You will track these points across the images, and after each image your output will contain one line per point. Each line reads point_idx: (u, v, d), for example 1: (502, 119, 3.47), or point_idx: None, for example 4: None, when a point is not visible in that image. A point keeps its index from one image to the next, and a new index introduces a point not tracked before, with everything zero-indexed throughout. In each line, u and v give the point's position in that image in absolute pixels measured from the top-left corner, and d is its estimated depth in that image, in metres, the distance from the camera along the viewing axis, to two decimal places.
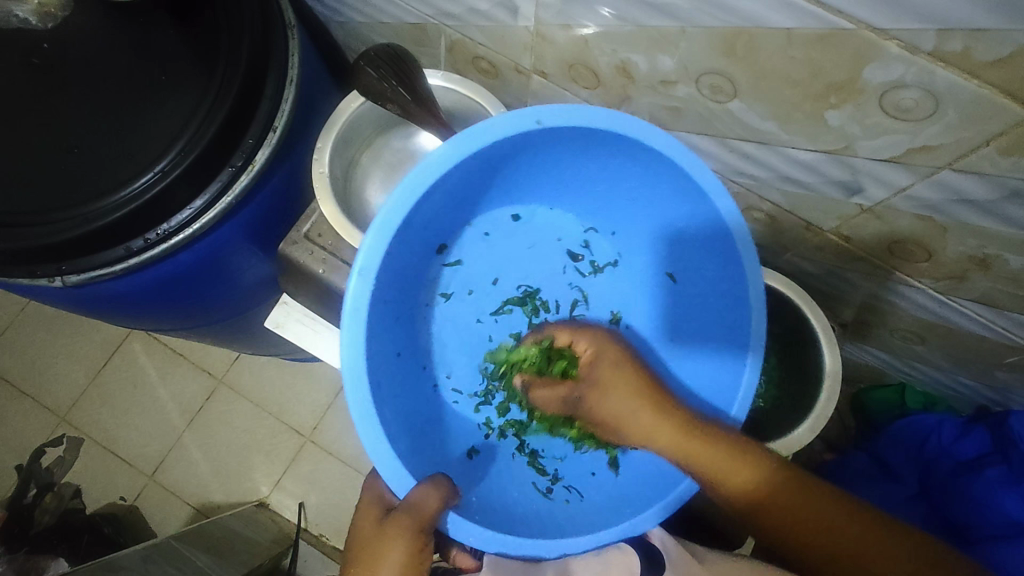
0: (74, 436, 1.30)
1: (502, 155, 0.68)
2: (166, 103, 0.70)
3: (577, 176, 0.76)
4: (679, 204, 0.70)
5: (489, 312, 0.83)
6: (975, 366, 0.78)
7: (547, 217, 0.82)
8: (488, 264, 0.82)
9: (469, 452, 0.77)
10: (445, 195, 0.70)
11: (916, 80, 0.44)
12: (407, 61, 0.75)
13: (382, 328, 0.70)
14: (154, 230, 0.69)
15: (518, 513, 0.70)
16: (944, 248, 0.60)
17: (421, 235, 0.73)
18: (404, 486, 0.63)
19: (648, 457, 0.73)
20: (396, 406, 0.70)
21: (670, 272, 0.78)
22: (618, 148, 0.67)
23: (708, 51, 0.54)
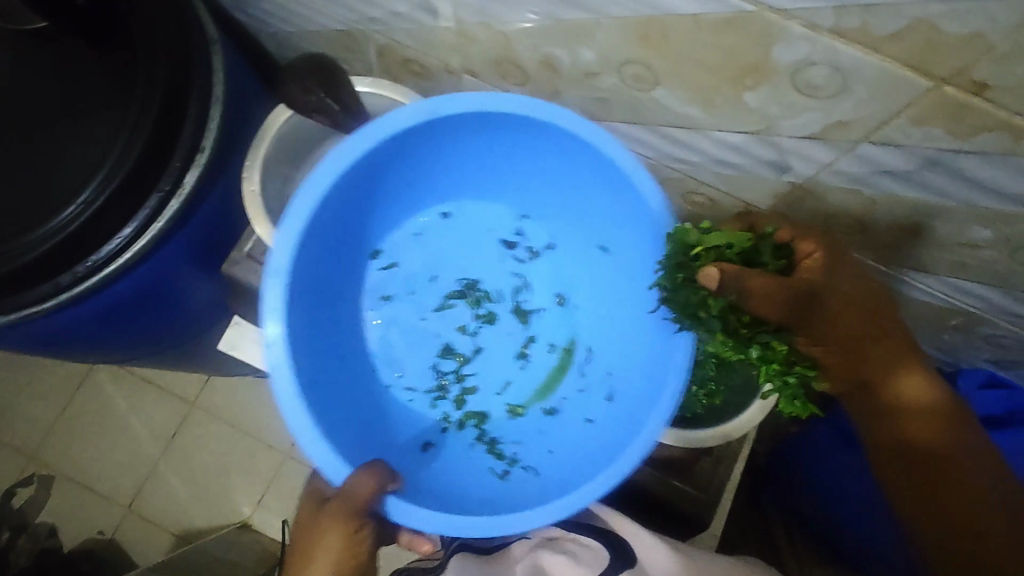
0: (45, 474, 1.27)
1: (405, 146, 0.68)
2: (84, 131, 0.68)
3: (493, 165, 0.75)
4: (591, 172, 0.69)
5: (431, 309, 0.81)
6: (924, 330, 0.80)
7: (479, 211, 0.81)
8: (424, 262, 0.81)
9: (424, 445, 0.76)
10: (357, 191, 0.70)
11: (822, 58, 0.44)
12: (335, 73, 0.74)
13: (309, 330, 0.70)
14: (82, 263, 0.67)
15: (472, 498, 0.69)
16: (876, 220, 0.61)
17: (341, 233, 0.72)
18: (342, 475, 0.61)
19: (595, 433, 0.72)
20: (334, 408, 0.70)
21: (602, 244, 0.76)
22: (520, 128, 0.67)
23: (625, 40, 0.53)
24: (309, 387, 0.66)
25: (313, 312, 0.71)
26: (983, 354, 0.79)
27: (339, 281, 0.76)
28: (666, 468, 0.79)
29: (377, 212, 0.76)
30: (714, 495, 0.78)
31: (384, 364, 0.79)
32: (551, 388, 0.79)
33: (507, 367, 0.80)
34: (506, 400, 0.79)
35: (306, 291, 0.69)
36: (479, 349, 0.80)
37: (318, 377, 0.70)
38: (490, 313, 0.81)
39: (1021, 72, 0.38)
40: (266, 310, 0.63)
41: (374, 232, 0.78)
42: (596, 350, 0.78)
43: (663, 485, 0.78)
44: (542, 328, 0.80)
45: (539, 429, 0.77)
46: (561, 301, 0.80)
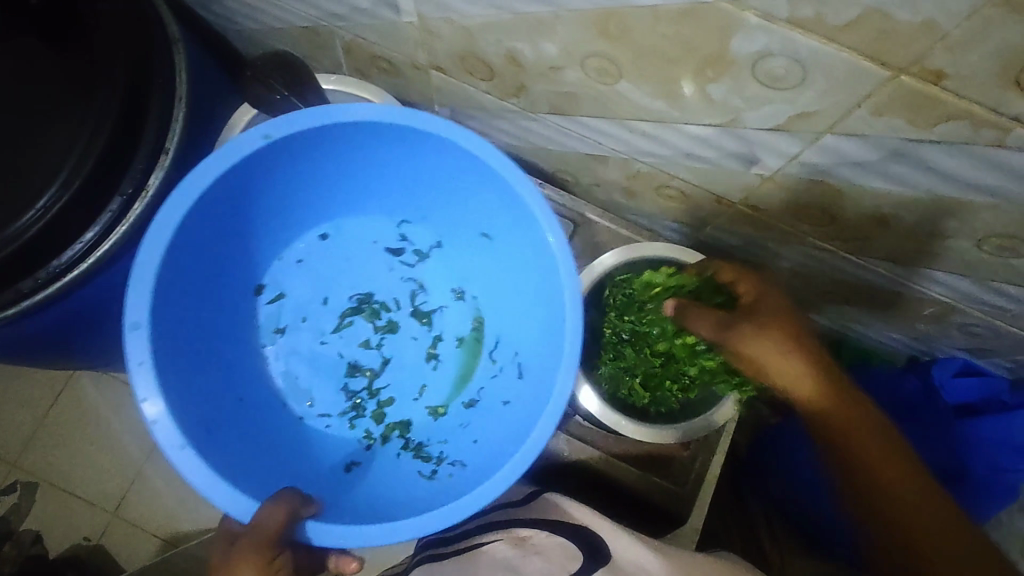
0: (28, 482, 1.26)
1: (263, 169, 0.68)
2: (42, 134, 0.67)
3: (361, 177, 0.75)
4: (457, 168, 0.69)
5: (330, 331, 0.79)
6: (900, 320, 0.80)
7: (355, 227, 0.81)
8: (311, 288, 0.80)
9: (347, 465, 0.75)
10: (224, 215, 0.69)
11: (781, 49, 0.44)
12: (299, 69, 0.72)
13: (195, 376, 0.68)
14: (43, 269, 0.66)
15: (402, 506, 0.68)
16: (845, 211, 0.61)
17: (211, 265, 0.71)
18: (248, 511, 0.60)
19: (501, 421, 0.72)
20: (239, 450, 0.68)
21: (484, 231, 0.76)
22: (368, 135, 0.67)
23: (586, 34, 0.52)
24: (205, 434, 0.65)
25: (195, 358, 0.69)
26: (957, 343, 0.79)
27: (225, 319, 0.75)
28: (645, 465, 0.79)
29: (251, 242, 0.76)
30: (692, 490, 0.79)
31: (293, 397, 0.77)
32: (464, 385, 0.78)
33: (418, 371, 0.79)
34: (426, 403, 0.78)
35: (179, 337, 0.67)
36: (388, 358, 0.79)
37: (215, 423, 0.68)
38: (391, 323, 0.80)
39: (975, 60, 0.37)
40: (136, 365, 0.61)
41: (252, 264, 0.77)
42: (502, 334, 0.77)
43: (640, 480, 0.79)
44: (447, 324, 0.80)
45: (461, 422, 0.76)
46: (459, 294, 0.81)
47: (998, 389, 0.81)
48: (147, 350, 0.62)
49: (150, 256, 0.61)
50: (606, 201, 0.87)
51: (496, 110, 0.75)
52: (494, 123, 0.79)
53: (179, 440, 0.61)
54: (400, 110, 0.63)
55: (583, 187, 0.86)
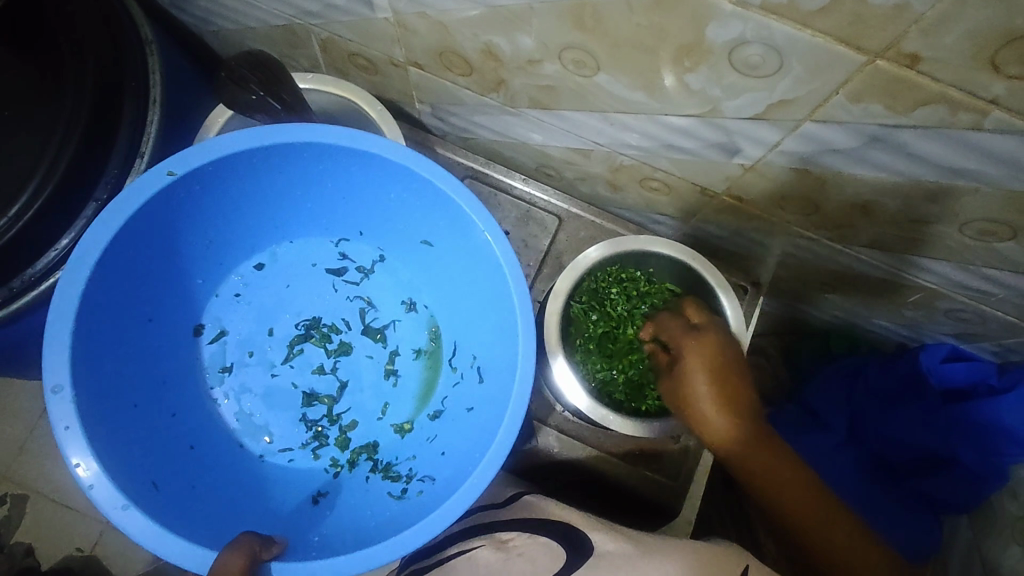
0: (18, 494, 1.25)
1: (186, 197, 0.66)
2: (9, 141, 0.65)
3: (295, 198, 0.74)
4: (393, 178, 0.69)
5: (279, 362, 0.78)
6: (886, 307, 0.80)
7: (291, 252, 0.80)
8: (253, 322, 0.78)
9: (314, 497, 0.73)
10: (151, 253, 0.67)
11: (756, 36, 0.43)
12: (276, 70, 0.70)
13: (134, 431, 0.66)
14: (16, 278, 0.65)
15: (372, 534, 0.67)
16: (827, 199, 0.60)
17: (137, 311, 0.69)
18: (205, 562, 0.59)
19: (463, 435, 0.71)
20: (191, 500, 0.67)
21: (425, 239, 0.76)
22: (288, 153, 0.66)
23: (561, 25, 0.52)
24: (152, 488, 0.64)
25: (131, 414, 0.67)
26: (944, 330, 0.79)
27: (163, 364, 0.73)
28: (634, 459, 0.79)
29: (184, 280, 0.74)
30: (684, 482, 0.78)
31: (249, 435, 0.76)
32: (423, 403, 0.77)
33: (377, 390, 0.78)
34: (391, 421, 0.77)
35: (109, 394, 0.65)
36: (343, 383, 0.78)
37: (163, 475, 0.66)
38: (343, 344, 0.79)
39: (951, 43, 0.37)
40: (64, 428, 0.59)
41: (188, 306, 0.75)
42: (457, 341, 0.77)
43: (632, 474, 0.79)
44: (401, 339, 0.79)
45: (427, 436, 0.75)
46: (409, 306, 0.80)
47: (984, 373, 0.80)
48: (73, 412, 0.59)
49: (61, 311, 0.59)
50: (591, 195, 0.86)
51: (476, 106, 0.74)
52: (475, 118, 0.78)
53: (119, 499, 0.59)
54: (326, 127, 0.64)
55: (567, 181, 0.85)
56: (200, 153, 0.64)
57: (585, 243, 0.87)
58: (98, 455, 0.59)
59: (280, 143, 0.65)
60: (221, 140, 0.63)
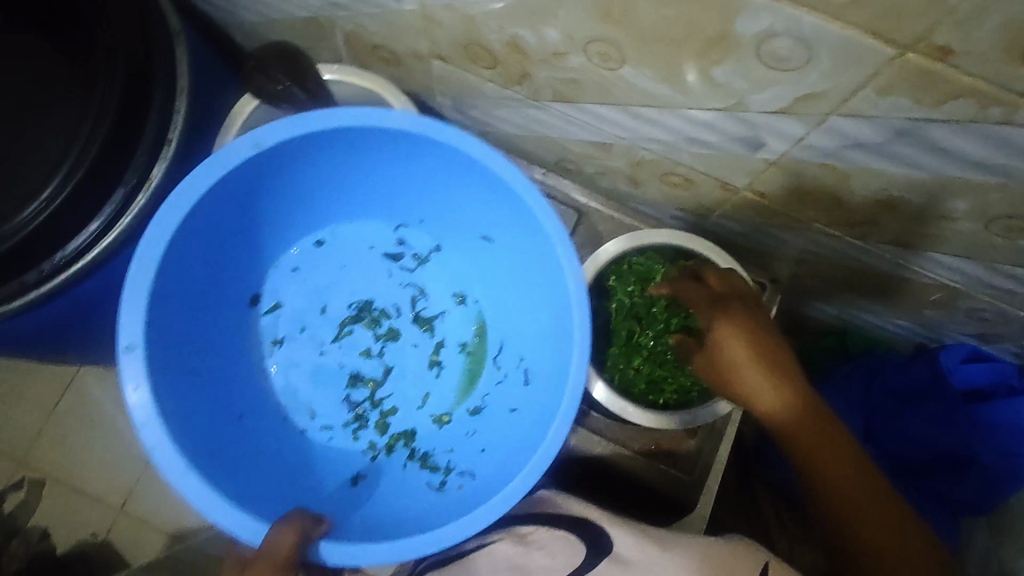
0: (34, 478, 1.28)
1: (257, 172, 0.66)
2: (43, 128, 0.67)
3: (356, 183, 0.75)
4: (461, 171, 0.69)
5: (328, 341, 0.79)
6: (907, 307, 0.80)
7: (350, 231, 0.80)
8: (307, 297, 0.79)
9: (353, 478, 0.74)
10: (217, 229, 0.68)
11: (785, 28, 0.43)
12: (302, 61, 0.71)
13: (192, 395, 0.68)
14: (49, 260, 0.66)
15: (410, 521, 0.68)
16: (851, 194, 0.60)
17: (202, 282, 0.70)
18: (258, 534, 0.60)
19: (511, 430, 0.71)
20: (242, 471, 0.68)
21: (485, 234, 0.76)
22: (358, 139, 0.67)
23: (588, 17, 0.52)
24: (208, 455, 0.65)
25: (190, 378, 0.68)
26: (964, 329, 0.79)
27: (220, 333, 0.74)
28: (651, 454, 0.79)
29: (245, 254, 0.75)
30: (698, 478, 0.78)
31: (294, 410, 0.77)
32: (467, 394, 0.78)
33: (421, 379, 0.79)
34: (431, 411, 0.78)
35: (173, 361, 0.66)
36: (389, 368, 0.79)
37: (218, 444, 0.68)
38: (392, 330, 0.80)
39: (983, 35, 0.37)
40: (131, 390, 0.61)
41: (247, 276, 0.76)
42: (506, 339, 0.77)
43: (648, 468, 0.79)
44: (448, 331, 0.80)
45: (466, 431, 0.76)
46: (460, 299, 0.80)
47: (1004, 373, 0.80)
48: (145, 373, 0.61)
49: (139, 281, 0.61)
50: (610, 190, 0.86)
51: (499, 99, 0.75)
52: (496, 111, 0.79)
53: (181, 465, 0.60)
54: (402, 114, 0.63)
55: (586, 176, 0.85)
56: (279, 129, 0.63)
57: (602, 239, 0.88)
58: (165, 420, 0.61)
59: (353, 128, 0.64)
60: (304, 119, 0.62)
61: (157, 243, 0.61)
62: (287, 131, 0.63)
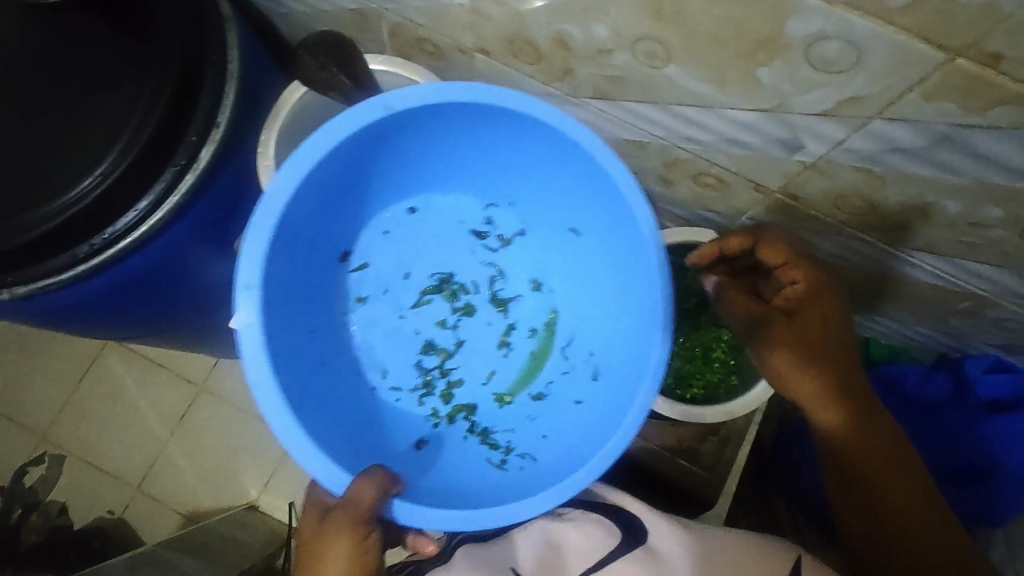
0: (55, 453, 1.35)
1: (374, 139, 0.67)
2: (97, 106, 0.68)
3: (457, 159, 0.76)
4: (563, 161, 0.69)
5: (408, 306, 0.81)
6: (932, 316, 0.80)
7: (443, 203, 0.81)
8: (395, 261, 0.81)
9: (418, 443, 0.76)
10: (328, 190, 0.70)
11: (837, 31, 0.44)
12: (348, 47, 0.72)
13: (289, 339, 0.70)
14: (99, 235, 0.68)
15: (473, 492, 0.69)
16: (885, 200, 0.61)
17: (309, 239, 0.72)
18: (342, 485, 0.61)
19: (583, 420, 0.73)
20: (323, 412, 0.70)
21: (574, 227, 0.77)
22: (469, 118, 0.67)
23: (639, 16, 0.53)
24: (298, 398, 0.67)
25: (288, 324, 0.70)
26: (991, 340, 0.79)
27: (315, 286, 0.76)
28: (673, 449, 0.81)
29: (345, 216, 0.76)
30: (721, 475, 0.79)
31: (368, 366, 0.79)
32: (532, 375, 0.80)
33: (489, 357, 0.81)
34: (493, 389, 0.80)
35: (278, 306, 0.68)
36: (461, 342, 0.81)
37: (306, 389, 0.70)
38: (469, 305, 0.82)
39: None
40: (242, 324, 0.62)
41: (345, 234, 0.78)
42: (576, 331, 0.79)
43: (669, 462, 0.81)
44: (522, 315, 0.82)
45: (528, 414, 0.78)
46: (537, 285, 0.82)
47: None
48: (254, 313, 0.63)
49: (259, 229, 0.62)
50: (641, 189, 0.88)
51: (539, 94, 0.76)
52: None
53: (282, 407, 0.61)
54: (515, 99, 0.61)
55: None
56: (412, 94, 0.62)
57: None
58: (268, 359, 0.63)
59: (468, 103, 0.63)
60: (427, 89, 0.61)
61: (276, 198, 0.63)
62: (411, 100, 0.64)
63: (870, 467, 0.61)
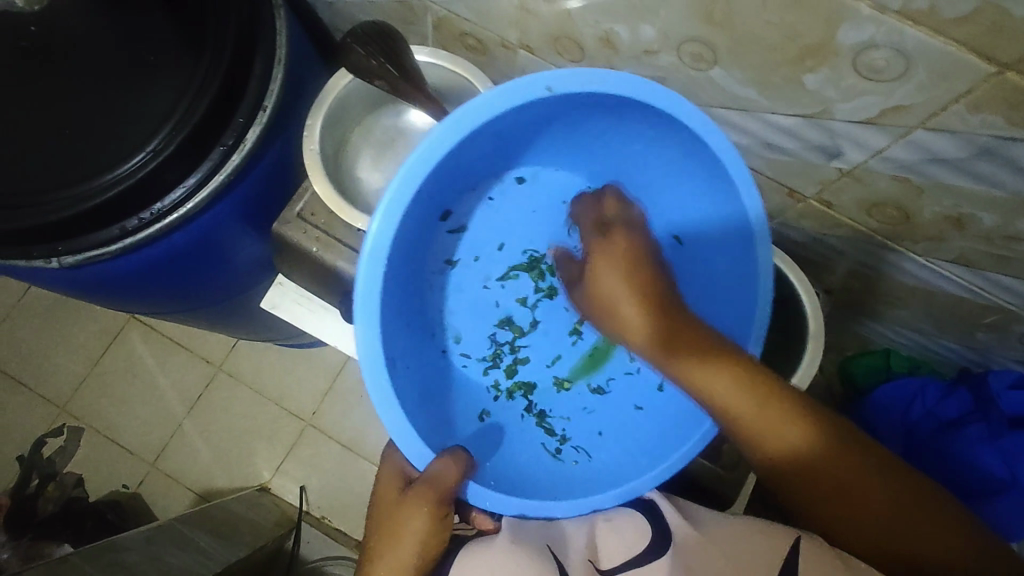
0: (74, 425, 1.37)
1: (515, 117, 0.65)
2: (151, 84, 0.70)
3: (579, 139, 0.75)
4: (696, 163, 0.67)
5: (494, 278, 0.85)
6: (957, 329, 0.81)
7: (553, 178, 0.82)
8: (493, 230, 0.84)
9: (481, 415, 0.79)
10: (458, 165, 0.70)
11: (887, 40, 0.45)
12: (394, 38, 0.74)
13: (394, 300, 0.70)
14: (147, 209, 0.70)
15: (534, 475, 0.73)
16: (921, 210, 0.62)
17: (427, 208, 0.71)
18: (424, 461, 0.66)
19: (651, 424, 0.77)
20: (408, 372, 0.72)
21: (677, 234, 0.76)
22: (611, 109, 0.65)
23: (689, 18, 0.55)
24: (392, 366, 0.67)
25: (394, 291, 0.69)
26: (1015, 355, 0.80)
27: (419, 248, 0.75)
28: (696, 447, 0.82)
29: (460, 187, 0.76)
30: (740, 475, 0.81)
31: (443, 329, 0.82)
32: (598, 366, 0.84)
33: (558, 341, 0.85)
34: (555, 373, 0.84)
35: (393, 271, 0.67)
36: (536, 321, 0.85)
37: (396, 354, 0.70)
38: (551, 287, 0.85)
39: None
40: (360, 288, 0.61)
41: (457, 199, 0.77)
42: None
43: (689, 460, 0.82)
44: None
45: (585, 406, 0.82)
46: None
47: None
48: (371, 279, 0.62)
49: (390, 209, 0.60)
50: None
51: None
52: None
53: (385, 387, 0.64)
54: (687, 105, 0.59)
55: None
56: (577, 78, 0.59)
57: None
58: (374, 325, 0.63)
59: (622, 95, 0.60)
60: (596, 75, 0.58)
61: (409, 178, 0.60)
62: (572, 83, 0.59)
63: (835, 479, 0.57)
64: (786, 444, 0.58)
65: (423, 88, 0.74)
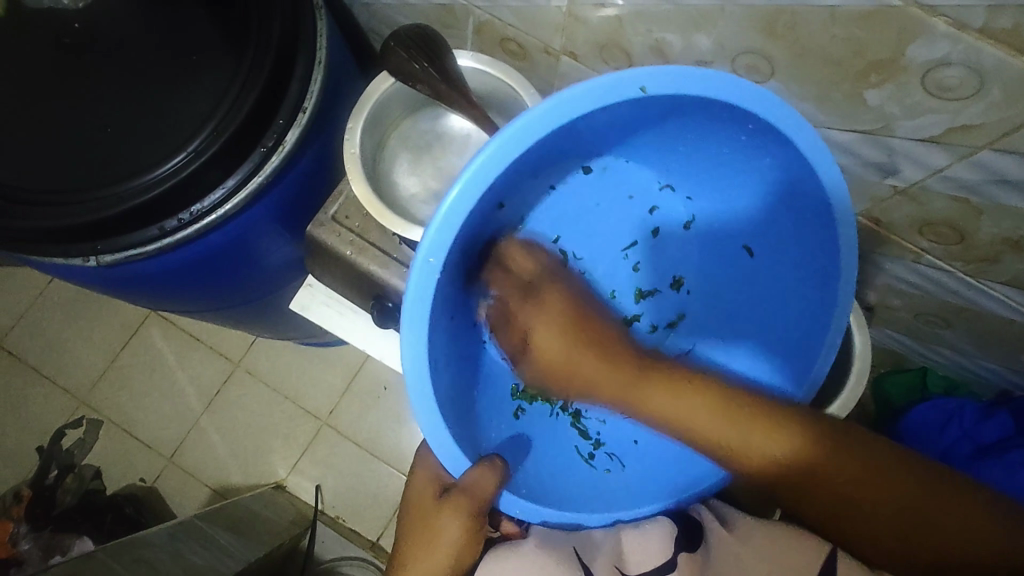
0: (93, 418, 1.38)
1: (601, 110, 0.60)
2: (194, 85, 0.70)
3: (653, 137, 0.73)
4: (768, 158, 0.65)
5: (543, 271, 0.83)
6: (1001, 350, 0.79)
7: (622, 171, 0.80)
8: (550, 221, 0.82)
9: (516, 411, 0.79)
10: (526, 163, 0.66)
11: (962, 58, 0.44)
12: (438, 43, 0.73)
13: (446, 297, 0.68)
14: (187, 210, 0.69)
15: (569, 486, 0.73)
16: (977, 230, 0.61)
17: (487, 206, 0.67)
18: (459, 466, 0.64)
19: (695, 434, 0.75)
20: (450, 370, 0.71)
21: (747, 244, 0.75)
22: (687, 107, 0.62)
23: (748, 29, 0.53)
24: (435, 366, 0.65)
25: (445, 288, 0.67)
26: None
27: (475, 242, 0.72)
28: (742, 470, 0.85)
29: (522, 184, 0.72)
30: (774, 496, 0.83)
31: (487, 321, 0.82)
32: None
33: None
34: None
35: (447, 270, 0.65)
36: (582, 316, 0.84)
37: (439, 347, 0.68)
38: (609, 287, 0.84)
39: None
40: (411, 290, 0.58)
41: (519, 191, 0.73)
42: (698, 341, 0.82)
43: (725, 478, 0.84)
44: (650, 311, 0.84)
45: None
46: (676, 284, 0.84)
47: None
48: (428, 286, 0.58)
49: (452, 217, 0.56)
50: None
51: None
52: None
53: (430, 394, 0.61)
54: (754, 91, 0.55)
55: None
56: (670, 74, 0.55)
57: None
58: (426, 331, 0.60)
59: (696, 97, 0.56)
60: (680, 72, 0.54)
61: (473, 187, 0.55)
62: (668, 79, 0.54)
63: (827, 478, 0.60)
64: (763, 455, 0.61)
65: (468, 95, 0.73)
